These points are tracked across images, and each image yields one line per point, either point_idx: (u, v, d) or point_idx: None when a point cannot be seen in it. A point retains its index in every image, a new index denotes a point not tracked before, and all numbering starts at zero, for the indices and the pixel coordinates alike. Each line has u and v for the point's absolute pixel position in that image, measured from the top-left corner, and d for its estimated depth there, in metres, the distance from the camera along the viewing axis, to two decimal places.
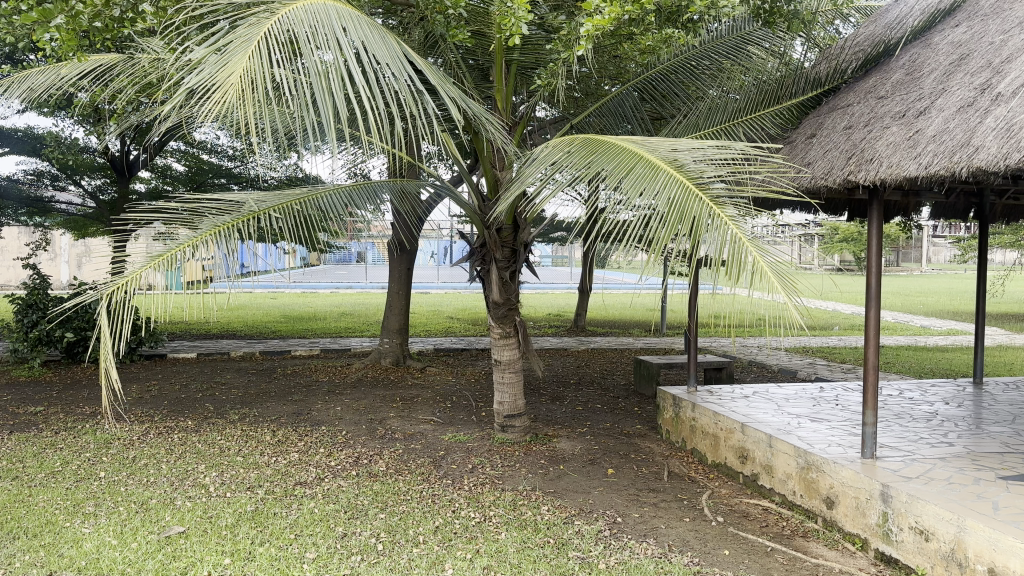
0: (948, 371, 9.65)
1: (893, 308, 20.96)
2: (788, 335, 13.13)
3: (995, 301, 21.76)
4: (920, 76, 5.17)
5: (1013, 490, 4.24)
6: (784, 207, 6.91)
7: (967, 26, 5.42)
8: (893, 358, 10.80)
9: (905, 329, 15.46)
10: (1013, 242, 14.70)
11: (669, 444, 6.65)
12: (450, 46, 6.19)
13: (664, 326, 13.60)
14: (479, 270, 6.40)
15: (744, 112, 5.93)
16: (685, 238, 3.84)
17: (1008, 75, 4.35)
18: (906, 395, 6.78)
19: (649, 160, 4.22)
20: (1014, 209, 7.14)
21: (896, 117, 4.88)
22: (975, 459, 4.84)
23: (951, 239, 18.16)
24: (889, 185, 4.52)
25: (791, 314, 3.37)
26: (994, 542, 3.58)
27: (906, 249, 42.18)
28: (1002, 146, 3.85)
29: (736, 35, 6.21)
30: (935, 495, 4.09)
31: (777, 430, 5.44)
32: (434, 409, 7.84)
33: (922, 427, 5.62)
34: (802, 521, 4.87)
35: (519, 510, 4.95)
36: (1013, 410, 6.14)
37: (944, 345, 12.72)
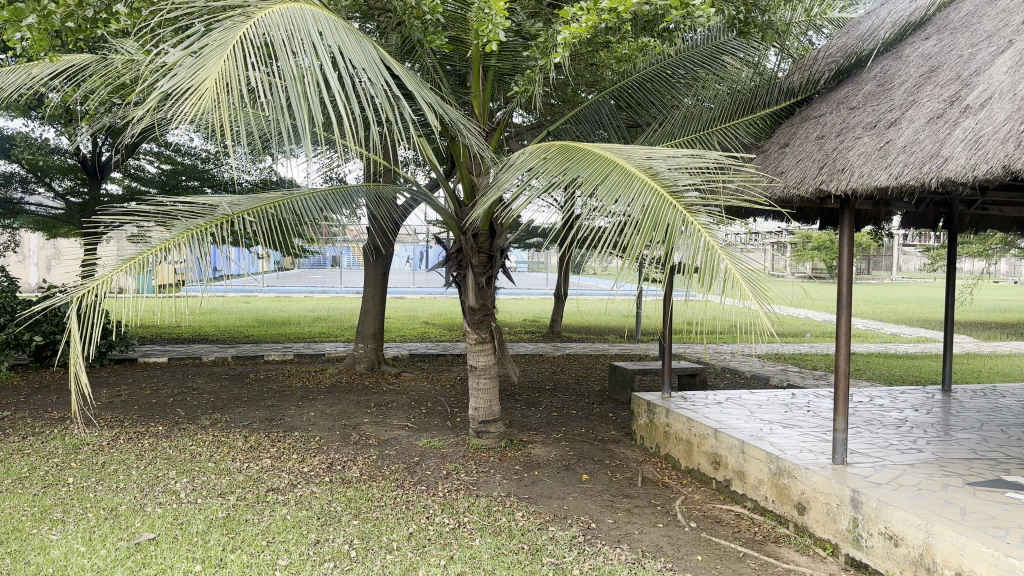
0: (917, 378, 9.78)
1: (864, 315, 21.26)
2: (761, 342, 13.23)
3: (963, 309, 22.13)
4: (891, 87, 5.25)
5: (980, 496, 4.31)
6: (756, 215, 6.96)
7: (937, 39, 5.52)
8: (863, 365, 10.96)
9: (875, 336, 15.67)
10: (981, 251, 14.95)
11: (643, 449, 6.68)
12: (427, 53, 6.18)
13: (639, 332, 13.65)
14: (454, 276, 6.38)
15: (717, 122, 5.99)
16: (659, 245, 3.87)
17: (977, 87, 4.44)
18: (877, 403, 6.85)
19: (623, 169, 4.28)
20: (982, 219, 7.21)
21: (867, 127, 4.96)
22: (943, 465, 4.91)
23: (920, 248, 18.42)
24: (860, 194, 4.59)
25: (762, 321, 3.42)
26: (961, 547, 3.63)
27: (876, 257, 42.81)
28: (970, 158, 3.95)
29: (711, 44, 6.31)
30: (904, 500, 4.15)
31: (750, 436, 5.49)
32: (409, 415, 7.80)
33: (891, 434, 5.69)
34: (774, 526, 4.92)
35: (494, 516, 4.94)
36: (981, 417, 6.23)
37: (914, 353, 12.91)
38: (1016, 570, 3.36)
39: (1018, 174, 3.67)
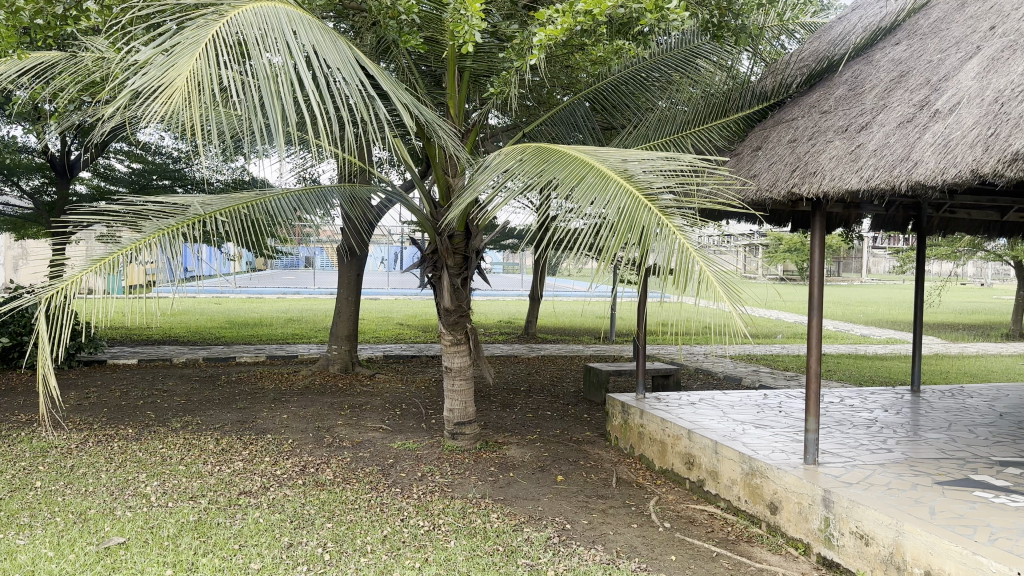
0: (886, 379, 9.91)
1: (833, 317, 21.54)
2: (733, 343, 13.35)
3: (929, 311, 22.51)
4: (862, 92, 5.31)
5: (949, 495, 4.38)
6: (729, 217, 7.00)
7: (907, 44, 5.59)
8: (833, 365, 11.11)
9: (844, 337, 15.87)
10: (948, 254, 15.20)
11: (618, 450, 6.70)
12: (403, 53, 6.16)
13: (613, 334, 13.71)
14: (429, 277, 6.35)
15: (692, 124, 6.03)
16: (635, 247, 3.90)
17: (946, 92, 4.51)
18: (847, 403, 6.94)
19: (599, 171, 4.30)
20: (950, 222, 7.31)
21: (838, 131, 5.02)
22: (913, 465, 4.98)
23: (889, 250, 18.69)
24: (831, 197, 4.65)
25: (735, 322, 3.44)
26: (931, 546, 3.69)
27: (846, 260, 43.42)
28: (938, 162, 4.02)
29: (685, 48, 6.27)
30: (875, 500, 4.21)
31: (723, 436, 5.54)
32: (384, 416, 7.77)
33: (861, 434, 5.76)
34: (746, 526, 4.96)
35: (469, 518, 4.93)
36: (948, 417, 6.34)
37: (883, 354, 13.12)
38: (983, 567, 3.42)
39: (985, 178, 3.75)
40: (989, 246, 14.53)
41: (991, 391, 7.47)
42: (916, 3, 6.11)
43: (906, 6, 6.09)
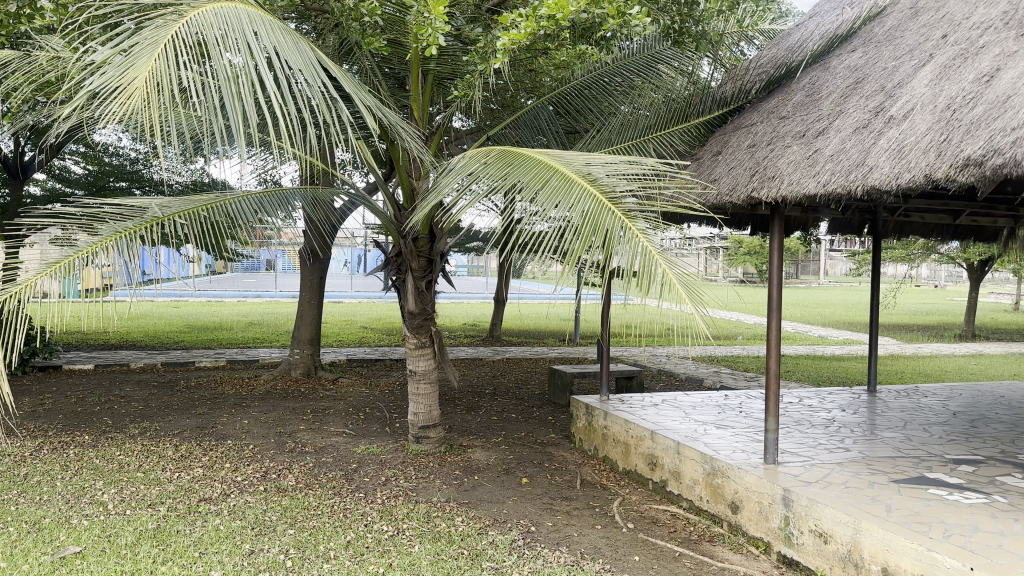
0: (843, 379, 10.12)
1: (792, 318, 21.92)
2: (694, 345, 13.52)
3: (885, 312, 23.03)
4: (819, 98, 5.42)
5: (905, 493, 4.48)
6: (690, 221, 7.08)
7: (863, 51, 5.70)
8: (792, 366, 11.32)
9: (803, 338, 16.17)
10: (902, 256, 15.55)
11: (582, 452, 6.74)
12: (366, 55, 6.13)
13: (577, 336, 13.79)
14: (394, 280, 6.32)
15: (655, 128, 6.11)
16: (598, 249, 3.93)
17: (899, 99, 4.62)
18: (806, 403, 7.07)
19: (563, 174, 4.33)
20: (904, 226, 7.46)
21: (796, 136, 5.12)
22: (869, 463, 5.09)
23: (846, 253, 19.08)
24: (790, 201, 4.74)
25: (698, 324, 3.49)
26: (887, 543, 3.77)
27: (803, 263, 44.32)
28: (893, 167, 4.12)
29: (646, 53, 6.28)
30: (833, 498, 4.29)
31: (685, 436, 5.60)
32: (346, 421, 7.72)
33: (820, 433, 5.87)
34: (708, 526, 5.02)
35: (433, 522, 4.92)
36: (903, 416, 6.49)
37: (840, 354, 13.38)
38: (938, 564, 3.51)
39: (938, 182, 3.85)
40: (942, 248, 14.91)
41: (944, 391, 7.66)
42: (871, 11, 6.21)
43: (861, 15, 6.18)
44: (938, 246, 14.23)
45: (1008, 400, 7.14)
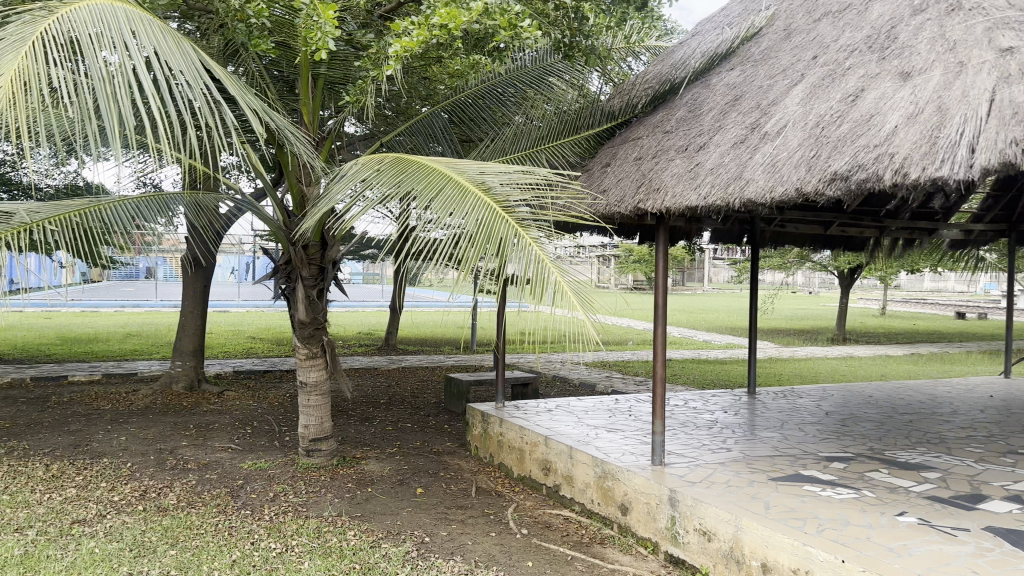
0: (726, 381, 10.58)
1: (679, 324, 22.76)
2: (586, 351, 13.82)
3: (763, 317, 24.27)
4: (700, 113, 5.65)
5: (782, 490, 4.72)
6: (582, 230, 7.25)
7: (740, 70, 5.97)
8: (679, 370, 11.75)
9: (689, 343, 16.81)
10: (778, 264, 16.43)
11: (477, 460, 6.77)
12: (252, 56, 5.94)
13: (472, 343, 13.84)
14: (283, 288, 6.16)
15: (546, 140, 6.21)
16: (493, 257, 3.96)
17: (773, 116, 4.88)
18: (691, 405, 7.35)
19: (457, 182, 4.34)
20: (779, 237, 7.90)
21: (679, 150, 5.33)
22: (749, 462, 5.34)
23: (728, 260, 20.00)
24: (674, 212, 4.93)
25: (589, 330, 3.56)
26: (766, 539, 3.97)
27: (689, 270, 46.14)
28: (768, 181, 4.35)
29: (538, 65, 6.38)
30: (716, 497, 4.48)
31: (578, 441, 5.72)
32: (233, 435, 7.45)
33: (704, 434, 6.12)
34: (600, 528, 5.14)
35: (324, 537, 4.82)
36: (780, 416, 6.85)
37: (723, 358, 13.99)
38: (813, 557, 3.71)
39: (808, 196, 4.09)
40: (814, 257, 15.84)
41: (817, 391, 8.13)
42: (748, 31, 6.48)
43: (739, 36, 6.45)
44: (811, 255, 15.11)
45: (873, 399, 7.66)
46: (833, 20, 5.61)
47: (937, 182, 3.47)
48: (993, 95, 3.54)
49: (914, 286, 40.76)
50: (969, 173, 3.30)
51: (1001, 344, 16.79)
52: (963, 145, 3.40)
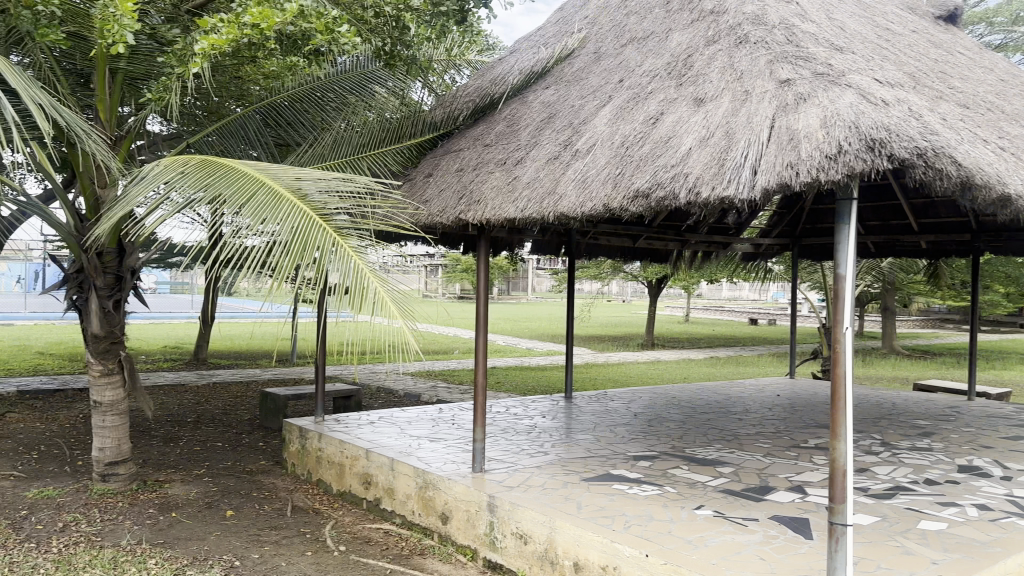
0: (545, 388, 10.93)
1: (503, 332, 23.26)
2: (410, 361, 13.79)
3: (582, 324, 25.34)
4: (518, 128, 5.82)
5: (593, 490, 4.92)
6: (404, 240, 7.22)
7: (554, 88, 6.19)
8: (500, 378, 12.00)
9: (512, 351, 17.22)
10: (594, 274, 17.23)
11: (293, 477, 6.55)
12: (39, 47, 5.43)
13: (291, 356, 13.40)
14: (76, 299, 5.68)
15: (367, 147, 6.12)
16: (309, 267, 3.87)
17: (584, 134, 5.11)
18: (511, 411, 7.53)
19: (271, 188, 4.20)
20: (596, 248, 8.13)
21: (498, 163, 5.45)
22: (564, 465, 5.53)
23: (548, 270, 20.70)
24: (493, 224, 5.04)
25: (408, 341, 3.57)
26: (577, 538, 4.13)
27: (514, 279, 47.32)
28: (580, 197, 4.53)
29: (359, 72, 6.39)
30: (531, 500, 4.61)
31: (398, 452, 5.68)
32: (13, 463, 6.73)
33: (523, 439, 6.28)
34: (419, 539, 5.14)
35: (121, 567, 4.47)
36: (594, 419, 7.17)
37: (544, 365, 14.45)
38: (620, 553, 3.91)
39: (616, 211, 4.30)
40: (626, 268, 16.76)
41: (629, 394, 8.60)
42: (561, 53, 6.65)
43: (553, 55, 6.62)
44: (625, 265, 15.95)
45: (678, 400, 8.21)
46: (638, 45, 5.93)
47: (725, 200, 3.76)
48: (771, 122, 3.89)
49: (716, 292, 44.33)
50: (751, 193, 3.61)
51: (788, 344, 18.58)
52: (746, 167, 3.72)
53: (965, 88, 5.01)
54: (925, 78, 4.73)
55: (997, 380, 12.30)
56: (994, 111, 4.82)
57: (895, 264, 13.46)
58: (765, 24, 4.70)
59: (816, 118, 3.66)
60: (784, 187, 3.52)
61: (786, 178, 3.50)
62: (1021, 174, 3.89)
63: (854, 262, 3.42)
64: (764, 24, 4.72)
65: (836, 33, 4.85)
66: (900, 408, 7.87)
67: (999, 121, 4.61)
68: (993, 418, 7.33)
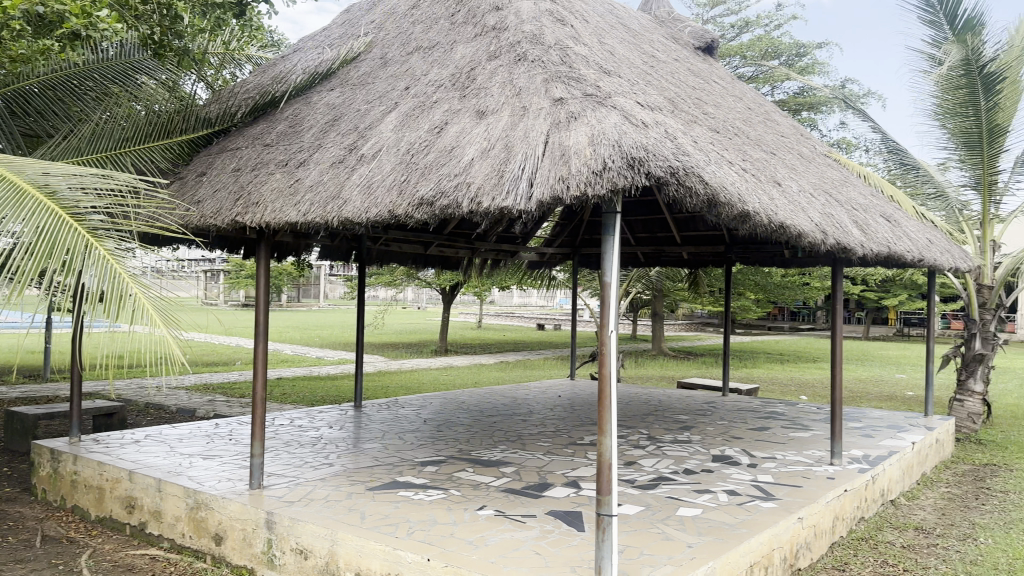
0: (335, 397, 10.70)
1: (291, 341, 22.43)
2: (187, 374, 12.91)
3: (375, 332, 25.07)
4: (301, 130, 5.66)
5: (377, 498, 4.88)
6: (177, 244, 6.75)
7: (340, 91, 6.09)
8: (286, 388, 11.58)
9: (302, 360, 16.68)
10: (388, 281, 17.14)
11: (44, 505, 5.90)
12: None
13: (44, 371, 12.04)
14: None
15: (132, 142, 5.63)
16: (57, 271, 3.50)
17: (369, 139, 5.05)
18: (296, 423, 7.30)
19: (12, 183, 3.75)
20: (386, 254, 8.06)
21: (279, 164, 5.27)
22: (348, 475, 5.44)
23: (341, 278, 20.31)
24: (273, 227, 4.86)
25: (171, 350, 3.33)
26: (359, 549, 4.07)
27: (307, 285, 45.85)
28: (361, 202, 4.43)
29: (124, 60, 5.95)
30: (312, 514, 4.48)
31: (167, 472, 5.30)
32: None
33: (306, 451, 6.11)
34: (190, 563, 4.82)
35: None
36: (382, 428, 7.14)
37: (335, 373, 14.15)
38: (401, 559, 3.90)
39: (399, 219, 4.19)
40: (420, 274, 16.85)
41: (418, 401, 8.65)
42: (347, 54, 6.54)
43: (338, 57, 6.49)
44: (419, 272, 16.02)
45: (466, 405, 8.38)
46: (423, 54, 6.00)
47: (504, 212, 3.69)
48: (546, 138, 3.87)
49: (505, 299, 45.89)
50: (528, 206, 3.55)
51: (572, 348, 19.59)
52: (524, 179, 3.66)
53: (716, 114, 5.57)
54: (682, 104, 5.20)
55: (749, 377, 13.79)
56: (741, 137, 5.36)
57: (664, 273, 14.67)
58: (542, 45, 4.87)
59: (585, 136, 3.68)
60: (556, 201, 3.49)
61: (558, 192, 3.48)
62: (763, 193, 4.24)
63: (619, 270, 3.56)
64: (541, 43, 4.90)
65: (606, 57, 5.19)
66: (668, 405, 8.58)
67: (743, 146, 5.15)
68: (743, 411, 8.20)
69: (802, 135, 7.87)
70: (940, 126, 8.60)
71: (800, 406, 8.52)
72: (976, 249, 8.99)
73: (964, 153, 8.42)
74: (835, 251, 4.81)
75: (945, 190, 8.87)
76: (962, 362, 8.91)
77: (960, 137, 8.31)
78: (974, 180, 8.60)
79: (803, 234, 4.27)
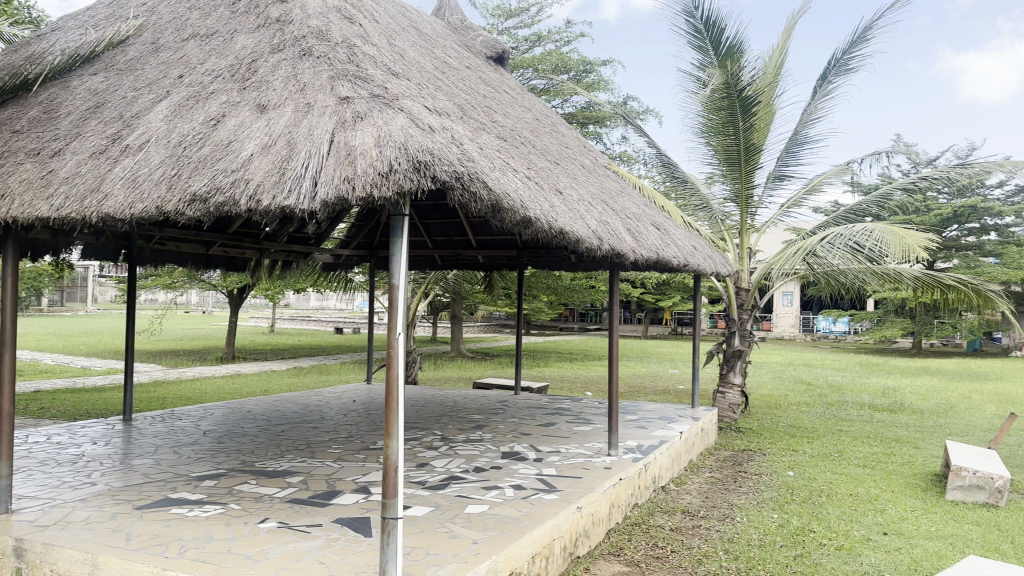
0: (103, 410, 9.76)
1: (50, 349, 20.11)
2: None
3: (151, 339, 23.15)
4: (56, 116, 5.13)
5: (148, 517, 4.51)
6: None
7: (105, 76, 5.60)
8: (43, 403, 10.38)
9: (63, 371, 15.03)
10: (167, 284, 15.93)
11: None
12: None
13: None
14: None
15: None
16: None
17: (136, 129, 4.67)
18: (53, 441, 6.57)
19: None
20: (162, 254, 7.42)
21: (28, 154, 4.74)
22: (115, 494, 4.99)
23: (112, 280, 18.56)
24: (20, 223, 4.36)
25: None
26: (124, 572, 3.75)
27: (71, 287, 41.34)
28: (127, 197, 4.08)
29: None
30: (70, 539, 4.06)
31: None
32: None
33: (65, 471, 5.52)
34: None
35: None
36: (156, 441, 6.63)
37: (103, 384, 12.90)
38: None
39: (169, 215, 3.91)
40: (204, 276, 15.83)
41: (199, 411, 8.12)
42: (113, 37, 6.03)
43: (103, 38, 5.96)
44: (201, 272, 14.96)
45: (252, 414, 8.00)
46: (200, 42, 5.65)
47: (285, 210, 3.55)
48: (331, 137, 3.78)
49: (301, 303, 44.35)
50: (311, 205, 3.44)
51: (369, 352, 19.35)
52: (307, 178, 3.54)
53: (503, 122, 5.77)
54: (471, 111, 5.33)
55: (540, 376, 14.40)
56: (526, 146, 5.59)
57: (459, 276, 14.90)
58: (329, 41, 4.75)
59: (371, 137, 3.63)
60: (340, 202, 3.43)
61: (343, 193, 3.42)
62: (544, 200, 4.45)
63: (408, 271, 3.53)
64: (327, 40, 4.78)
65: (393, 58, 5.19)
66: (462, 405, 8.73)
67: (528, 154, 5.37)
68: (532, 408, 8.54)
69: (585, 146, 8.37)
70: (704, 144, 9.51)
71: (584, 402, 9.04)
72: (735, 256, 10.04)
73: (725, 169, 9.37)
74: (610, 256, 5.14)
75: (710, 202, 9.91)
76: (724, 357, 9.88)
77: (721, 154, 9.23)
78: (733, 194, 9.60)
79: (580, 240, 4.53)
